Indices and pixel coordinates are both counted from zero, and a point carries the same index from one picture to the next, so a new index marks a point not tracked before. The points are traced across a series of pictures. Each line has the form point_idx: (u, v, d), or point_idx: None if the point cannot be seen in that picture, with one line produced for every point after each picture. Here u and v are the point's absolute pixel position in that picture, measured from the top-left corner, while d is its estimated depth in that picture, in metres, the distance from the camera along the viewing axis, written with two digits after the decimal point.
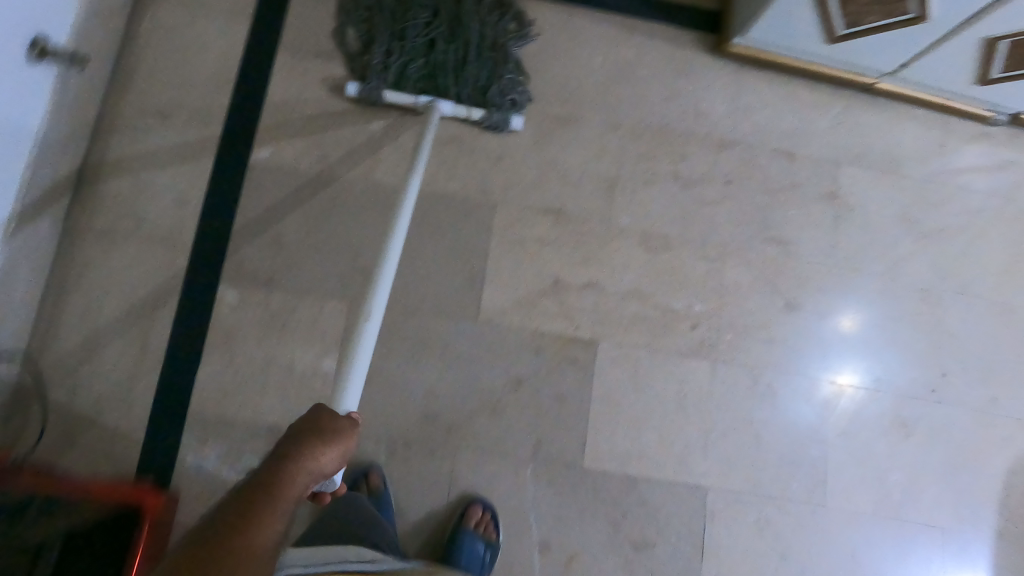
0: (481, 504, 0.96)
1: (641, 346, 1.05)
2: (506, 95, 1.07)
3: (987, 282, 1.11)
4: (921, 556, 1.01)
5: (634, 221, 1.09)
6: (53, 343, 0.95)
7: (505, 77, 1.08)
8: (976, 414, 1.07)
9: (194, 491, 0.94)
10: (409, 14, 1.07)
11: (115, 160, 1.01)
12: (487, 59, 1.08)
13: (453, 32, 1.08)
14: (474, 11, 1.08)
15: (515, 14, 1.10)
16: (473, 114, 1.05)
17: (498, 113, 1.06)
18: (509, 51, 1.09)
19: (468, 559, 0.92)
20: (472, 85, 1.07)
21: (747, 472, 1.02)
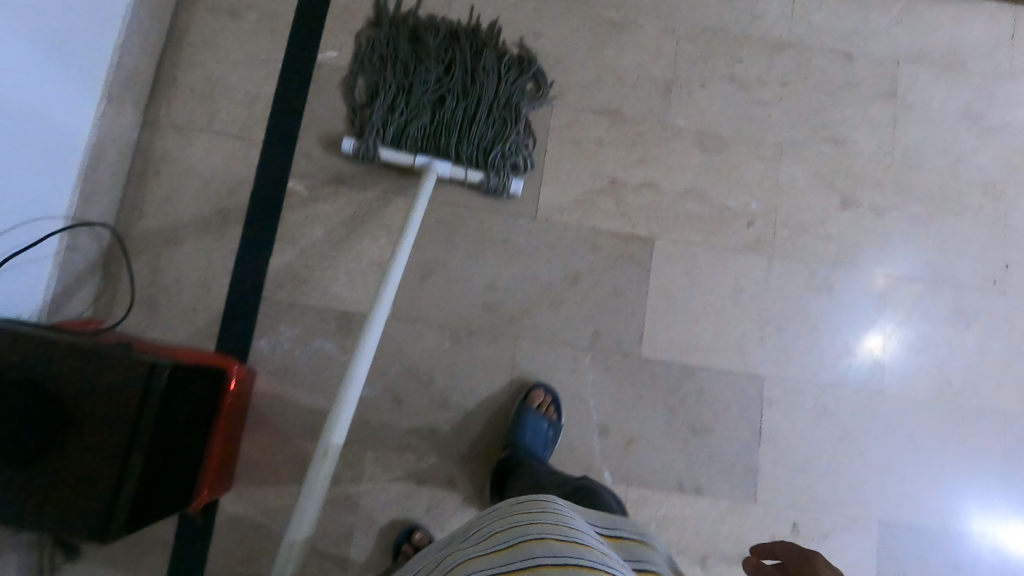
0: (543, 388, 1.00)
1: (698, 242, 1.07)
2: (506, 158, 1.03)
3: None
4: (981, 439, 1.06)
5: (691, 122, 1.10)
6: (136, 228, 1.02)
7: (510, 139, 1.04)
8: None
9: (270, 369, 1.00)
10: (420, 67, 1.04)
11: (188, 61, 1.07)
12: (496, 120, 1.04)
13: (466, 90, 1.05)
14: (491, 69, 1.06)
15: (535, 74, 1.08)
16: (471, 176, 1.00)
17: (498, 177, 1.01)
18: (520, 111, 1.05)
19: (533, 434, 0.95)
20: (476, 145, 1.03)
21: (805, 359, 1.05)
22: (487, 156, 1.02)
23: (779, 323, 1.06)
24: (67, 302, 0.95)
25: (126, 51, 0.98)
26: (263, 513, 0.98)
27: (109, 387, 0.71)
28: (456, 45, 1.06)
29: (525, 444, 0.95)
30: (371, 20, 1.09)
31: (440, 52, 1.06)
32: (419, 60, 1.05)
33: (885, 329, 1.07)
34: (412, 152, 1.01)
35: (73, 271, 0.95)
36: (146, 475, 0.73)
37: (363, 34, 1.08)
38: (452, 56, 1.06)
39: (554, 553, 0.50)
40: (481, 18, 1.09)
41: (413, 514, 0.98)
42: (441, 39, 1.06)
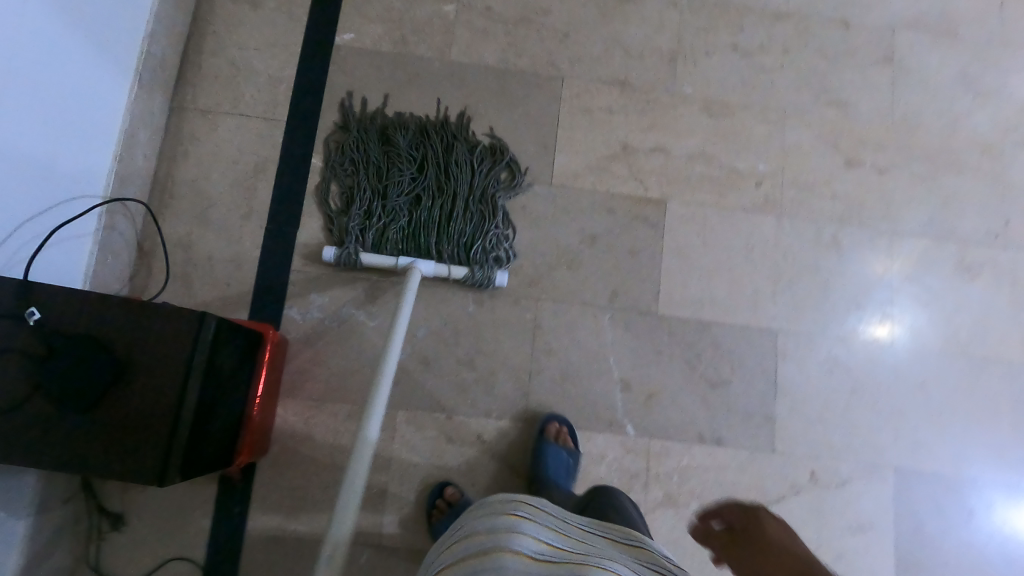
0: (557, 419, 1.01)
1: (709, 204, 1.11)
2: (488, 253, 1.05)
3: None
4: (990, 388, 1.09)
5: (697, 90, 1.15)
6: (168, 206, 1.06)
7: (487, 234, 1.06)
8: None
9: (301, 337, 1.03)
10: (393, 171, 1.06)
11: (213, 46, 1.11)
12: (472, 217, 1.06)
13: (440, 187, 1.07)
14: (464, 165, 1.08)
15: (508, 163, 1.09)
16: (455, 273, 1.01)
17: (483, 271, 1.03)
18: (496, 203, 1.07)
19: (556, 464, 0.96)
20: (456, 243, 1.05)
21: (816, 313, 1.09)
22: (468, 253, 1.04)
23: (790, 278, 1.09)
24: (107, 279, 0.98)
25: (155, 37, 1.03)
26: (298, 478, 1.00)
27: (163, 334, 0.75)
28: (426, 142, 1.08)
29: (550, 475, 0.96)
30: (338, 123, 1.10)
31: (411, 152, 1.08)
32: (390, 162, 1.07)
33: (891, 312, 1.10)
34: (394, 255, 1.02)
35: (112, 248, 0.98)
36: (195, 430, 0.76)
37: (331, 138, 1.09)
38: (423, 155, 1.08)
39: (520, 549, 0.51)
40: (449, 110, 1.12)
41: (445, 473, 1.01)
42: (411, 139, 1.08)
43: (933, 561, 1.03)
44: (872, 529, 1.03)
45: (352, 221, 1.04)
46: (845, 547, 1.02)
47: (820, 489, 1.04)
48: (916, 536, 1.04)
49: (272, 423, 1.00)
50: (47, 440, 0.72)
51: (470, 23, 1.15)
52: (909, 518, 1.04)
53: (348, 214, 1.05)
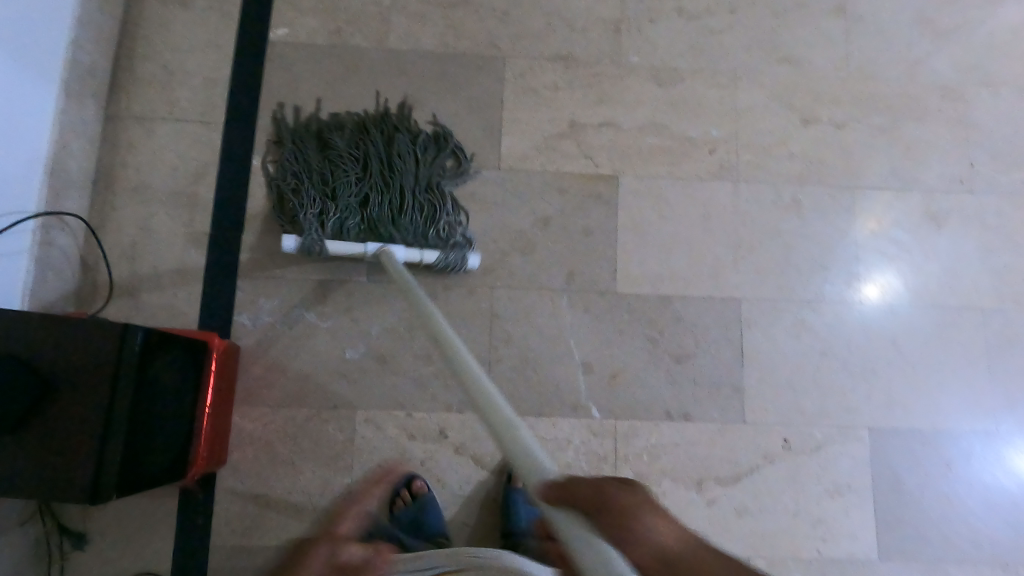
0: None
1: (663, 175, 1.08)
2: (451, 234, 1.03)
3: (1008, 71, 1.13)
4: (964, 336, 1.06)
5: (643, 58, 1.11)
6: (109, 218, 1.03)
7: (444, 217, 1.03)
8: (1006, 197, 1.10)
9: (254, 343, 1.01)
10: (338, 171, 1.02)
11: (144, 52, 1.09)
12: (427, 202, 1.03)
13: (387, 181, 1.03)
14: (407, 153, 1.04)
15: (453, 149, 1.06)
16: (426, 258, 0.99)
17: (453, 253, 1.00)
18: (445, 190, 1.04)
19: (527, 515, 0.97)
20: (416, 228, 1.02)
21: (781, 277, 1.06)
22: (430, 235, 1.02)
23: (752, 245, 1.06)
24: (49, 297, 0.96)
25: (79, 45, 1.00)
26: (260, 484, 0.99)
27: (83, 342, 0.74)
28: (366, 138, 1.05)
29: (523, 528, 0.96)
30: (272, 139, 1.06)
31: (352, 148, 1.04)
32: (333, 160, 1.03)
33: (859, 271, 1.07)
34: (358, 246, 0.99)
35: (51, 264, 0.96)
36: (130, 444, 0.75)
37: (267, 156, 1.06)
38: (364, 149, 1.04)
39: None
40: (389, 100, 1.09)
41: (408, 468, 1.00)
42: (349, 137, 1.05)
43: (917, 518, 1.00)
44: (850, 491, 1.01)
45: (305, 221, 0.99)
46: (824, 513, 1.00)
47: (794, 456, 1.01)
48: (897, 494, 1.01)
49: (229, 429, 0.99)
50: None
51: (405, 9, 1.12)
52: (888, 476, 1.01)
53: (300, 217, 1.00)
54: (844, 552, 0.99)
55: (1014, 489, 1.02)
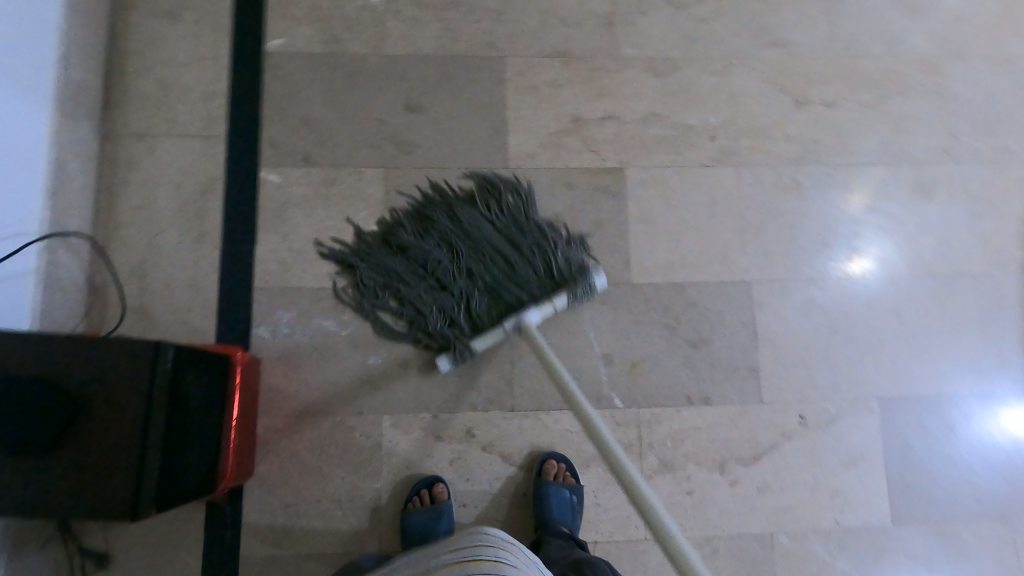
0: (554, 457, 1.01)
1: (666, 165, 1.10)
2: (572, 263, 1.01)
3: (980, 42, 1.16)
4: (959, 303, 1.08)
5: (638, 50, 1.13)
6: (114, 237, 1.01)
7: (554, 249, 1.02)
8: (990, 164, 1.12)
9: (274, 355, 1.01)
10: (428, 266, 1.02)
11: (136, 68, 1.07)
12: (531, 248, 1.02)
13: (475, 253, 1.03)
14: (479, 216, 1.04)
15: (511, 188, 1.07)
16: (560, 303, 0.99)
17: (580, 287, 1.00)
18: (534, 228, 1.04)
19: (559, 504, 0.96)
20: (538, 275, 1.01)
21: (786, 257, 1.08)
22: (555, 274, 1.01)
23: (757, 228, 1.09)
24: (59, 319, 0.94)
25: (70, 62, 0.98)
26: (290, 495, 0.98)
27: (113, 362, 0.71)
28: (430, 223, 1.04)
29: (554, 519, 0.96)
30: (340, 269, 1.04)
31: (425, 238, 1.03)
32: (418, 260, 1.02)
33: (859, 245, 1.09)
34: (496, 325, 0.99)
35: (57, 285, 0.94)
36: (164, 462, 0.74)
37: (339, 283, 1.03)
38: (437, 234, 1.03)
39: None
40: (393, 107, 1.10)
41: (436, 469, 1.00)
42: (414, 229, 1.04)
43: (923, 481, 1.03)
44: (864, 461, 1.03)
45: (438, 332, 1.01)
46: (841, 483, 1.02)
47: (811, 431, 1.03)
48: (907, 460, 1.03)
49: (254, 441, 0.98)
50: (12, 485, 0.69)
51: (399, 14, 1.13)
52: (897, 444, 1.04)
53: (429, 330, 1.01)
54: (861, 521, 1.01)
55: (1010, 446, 1.05)
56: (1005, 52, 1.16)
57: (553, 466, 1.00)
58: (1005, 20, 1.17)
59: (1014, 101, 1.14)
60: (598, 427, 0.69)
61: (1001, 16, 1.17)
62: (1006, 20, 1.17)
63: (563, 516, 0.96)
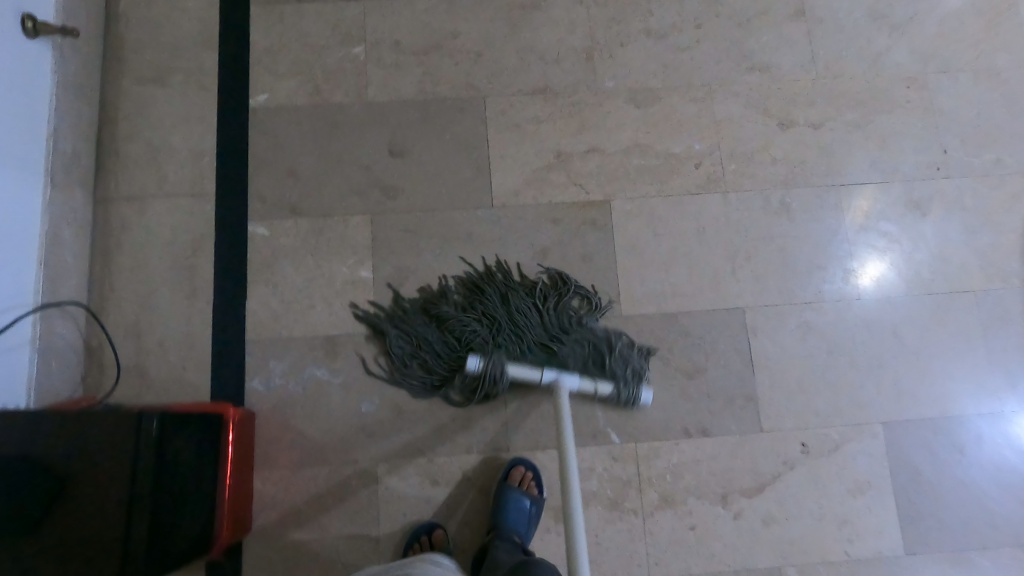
0: (523, 465, 1.00)
1: (652, 195, 1.09)
2: (624, 367, 1.01)
3: (965, 56, 1.14)
4: (960, 321, 1.05)
5: (619, 82, 1.13)
6: (108, 299, 1.03)
7: (609, 347, 1.03)
8: (984, 178, 1.10)
9: (268, 407, 1.01)
10: (465, 335, 1.03)
11: (127, 132, 1.10)
12: (586, 338, 1.03)
13: (520, 334, 1.03)
14: (532, 302, 1.05)
15: (575, 287, 1.06)
16: (601, 389, 0.98)
17: (626, 388, 1.00)
18: (591, 324, 1.04)
19: (516, 514, 0.95)
20: (586, 360, 1.03)
21: (779, 281, 1.06)
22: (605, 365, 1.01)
23: (748, 253, 1.07)
24: (56, 386, 0.95)
25: (60, 132, 1.01)
26: (288, 548, 0.98)
27: (102, 435, 0.74)
28: (476, 298, 1.05)
29: (508, 526, 0.94)
30: (369, 333, 1.04)
31: (468, 312, 1.04)
32: (464, 325, 1.03)
33: (853, 266, 1.07)
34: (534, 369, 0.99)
35: (54, 352, 0.95)
36: (156, 528, 0.75)
37: (331, 332, 1.04)
38: (481, 309, 1.04)
39: None
40: (377, 153, 1.11)
41: (433, 514, 1.00)
42: (457, 304, 1.05)
43: (933, 507, 1.00)
44: (871, 488, 1.00)
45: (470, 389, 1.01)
46: (848, 512, 0.99)
47: (814, 459, 1.01)
48: (916, 485, 1.00)
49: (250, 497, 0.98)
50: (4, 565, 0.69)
51: (380, 61, 1.15)
52: (905, 469, 1.01)
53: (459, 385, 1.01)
54: (871, 551, 0.98)
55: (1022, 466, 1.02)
56: (992, 64, 1.14)
57: (518, 472, 0.99)
58: (989, 32, 1.15)
59: (1006, 113, 1.12)
60: (569, 472, 0.79)
61: (986, 29, 1.15)
62: (991, 32, 1.15)
63: (514, 522, 0.95)
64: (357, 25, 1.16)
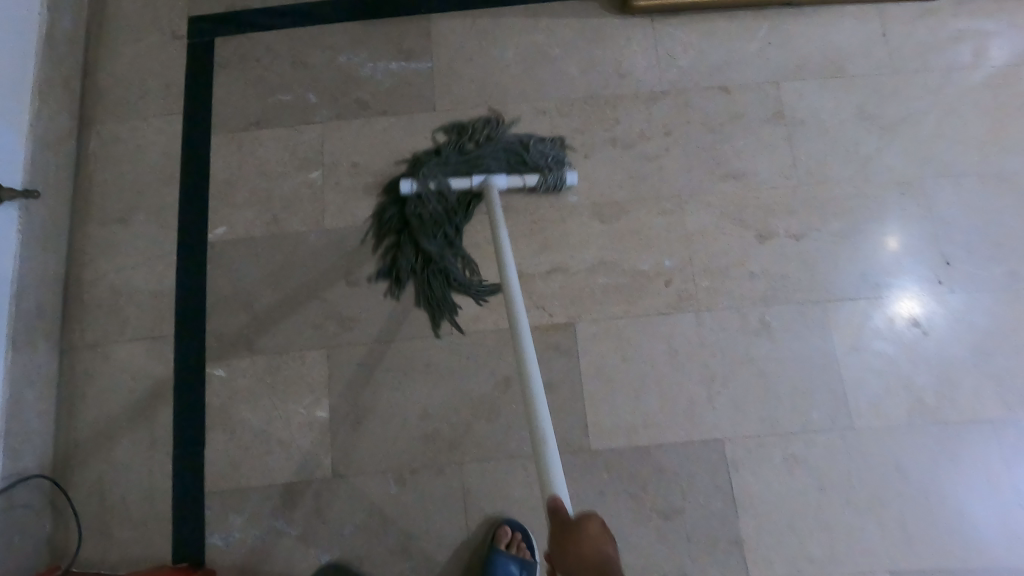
0: (510, 524, 0.97)
1: (620, 316, 1.02)
2: (541, 154, 1.06)
3: (969, 157, 1.05)
4: (974, 456, 0.95)
5: (583, 196, 1.07)
6: (73, 453, 1.04)
7: (514, 141, 1.08)
8: (997, 293, 1.00)
9: (226, 563, 0.98)
10: (406, 235, 1.07)
11: (93, 277, 1.11)
12: (500, 144, 1.07)
13: (440, 196, 1.06)
14: (430, 159, 1.10)
15: (455, 131, 1.12)
16: (528, 181, 1.04)
17: (552, 173, 1.04)
18: (484, 134, 1.10)
19: None
20: (508, 162, 1.07)
21: (760, 410, 0.98)
22: (527, 159, 1.06)
23: (725, 377, 0.99)
24: (18, 557, 0.95)
25: (23, 290, 1.02)
26: None
27: None
28: (393, 205, 1.09)
29: None
30: (328, 475, 1.01)
31: (396, 217, 1.09)
32: (399, 216, 1.09)
33: (843, 390, 0.98)
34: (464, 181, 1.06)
35: (14, 525, 0.96)
36: None
37: (290, 477, 1.01)
38: (401, 204, 1.09)
39: None
40: (334, 284, 1.08)
41: None
42: (388, 222, 1.09)
43: None
44: None
45: (442, 256, 1.06)
46: None
47: None
48: None
49: None
50: None
51: (337, 185, 1.12)
52: None
53: (433, 255, 1.05)
54: None
55: None
56: (997, 165, 1.05)
57: (505, 528, 0.96)
58: (994, 128, 1.06)
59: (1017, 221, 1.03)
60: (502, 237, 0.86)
61: (993, 126, 1.06)
62: (999, 128, 1.06)
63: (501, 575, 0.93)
64: (315, 149, 1.15)
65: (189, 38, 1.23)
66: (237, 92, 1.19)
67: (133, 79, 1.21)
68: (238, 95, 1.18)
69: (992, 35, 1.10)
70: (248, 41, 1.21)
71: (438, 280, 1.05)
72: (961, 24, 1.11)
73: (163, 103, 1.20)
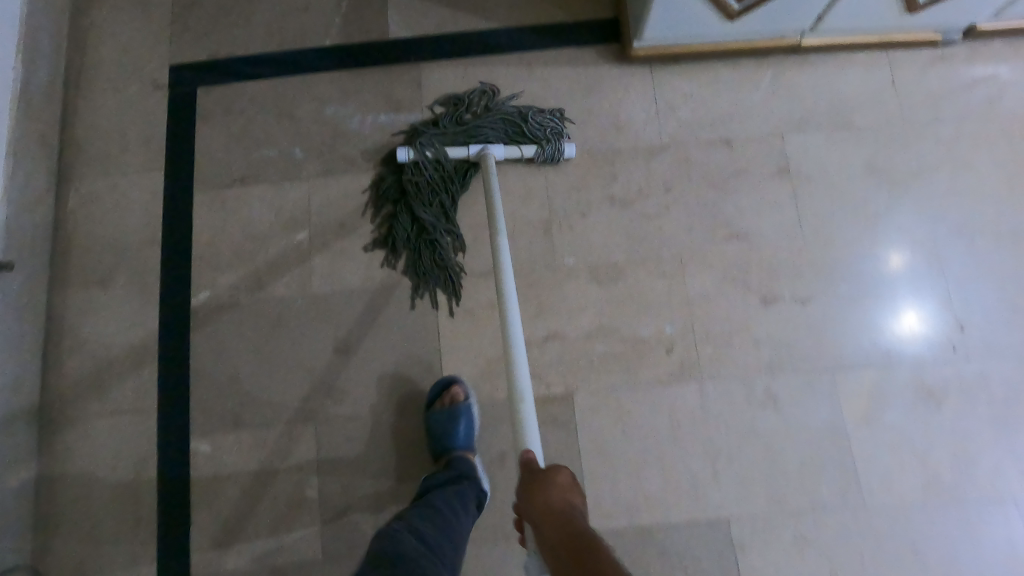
0: None
1: (620, 387, 0.98)
2: (539, 123, 1.05)
3: (983, 215, 1.01)
4: (994, 535, 0.91)
5: (579, 258, 1.03)
6: (52, 533, 0.99)
7: (512, 109, 1.07)
8: (1014, 361, 0.96)
9: None
10: (402, 204, 1.07)
11: (73, 345, 1.07)
12: (499, 114, 1.06)
13: (436, 164, 1.06)
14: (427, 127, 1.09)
15: (453, 99, 1.11)
16: (526, 151, 1.04)
17: (550, 144, 1.04)
18: (482, 102, 1.09)
19: None
20: (506, 132, 1.06)
21: (767, 488, 0.93)
22: (526, 130, 1.05)
23: (729, 453, 0.95)
24: None
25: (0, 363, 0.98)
26: None
27: None
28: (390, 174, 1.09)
29: None
30: (317, 556, 0.97)
31: (392, 187, 1.08)
32: (395, 184, 1.08)
33: (853, 465, 0.93)
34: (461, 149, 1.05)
35: None
36: None
37: (277, 559, 0.97)
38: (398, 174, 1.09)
39: None
40: (322, 351, 1.04)
41: None
42: (385, 191, 1.09)
43: None
44: None
45: (435, 226, 1.05)
46: None
47: None
48: None
49: None
50: None
51: (324, 247, 1.08)
52: None
53: (427, 225, 1.05)
54: None
55: None
56: (1013, 223, 1.01)
57: None
58: (1008, 183, 1.02)
59: None
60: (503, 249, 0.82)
61: (1007, 180, 1.03)
62: (1014, 182, 1.03)
63: None
64: (301, 208, 1.10)
65: (171, 89, 1.18)
66: (220, 147, 1.14)
67: (114, 133, 1.17)
68: (221, 150, 1.14)
69: (1005, 84, 1.07)
70: (231, 92, 1.16)
71: (432, 251, 1.06)
72: (974, 72, 1.07)
73: (144, 158, 1.15)
